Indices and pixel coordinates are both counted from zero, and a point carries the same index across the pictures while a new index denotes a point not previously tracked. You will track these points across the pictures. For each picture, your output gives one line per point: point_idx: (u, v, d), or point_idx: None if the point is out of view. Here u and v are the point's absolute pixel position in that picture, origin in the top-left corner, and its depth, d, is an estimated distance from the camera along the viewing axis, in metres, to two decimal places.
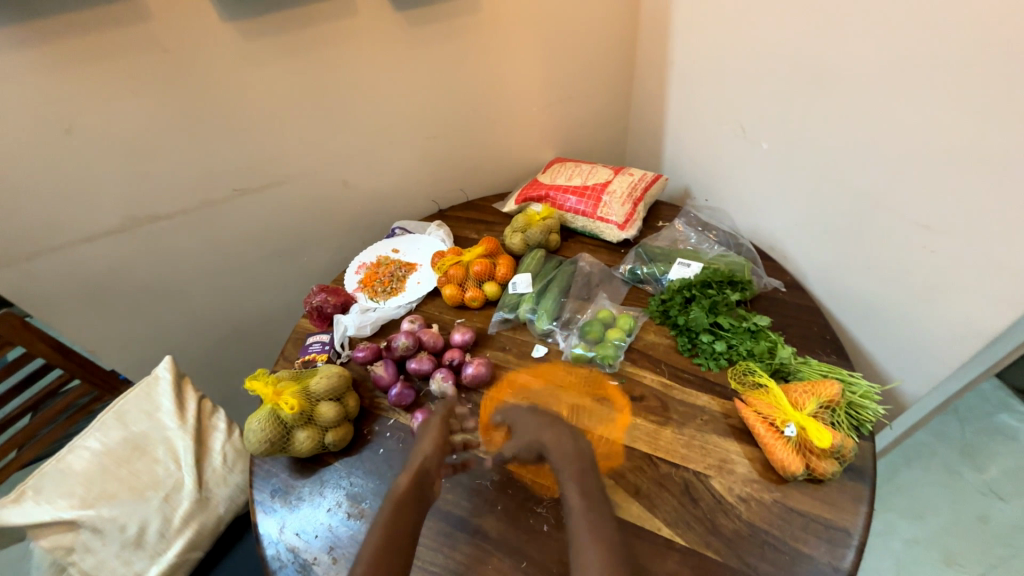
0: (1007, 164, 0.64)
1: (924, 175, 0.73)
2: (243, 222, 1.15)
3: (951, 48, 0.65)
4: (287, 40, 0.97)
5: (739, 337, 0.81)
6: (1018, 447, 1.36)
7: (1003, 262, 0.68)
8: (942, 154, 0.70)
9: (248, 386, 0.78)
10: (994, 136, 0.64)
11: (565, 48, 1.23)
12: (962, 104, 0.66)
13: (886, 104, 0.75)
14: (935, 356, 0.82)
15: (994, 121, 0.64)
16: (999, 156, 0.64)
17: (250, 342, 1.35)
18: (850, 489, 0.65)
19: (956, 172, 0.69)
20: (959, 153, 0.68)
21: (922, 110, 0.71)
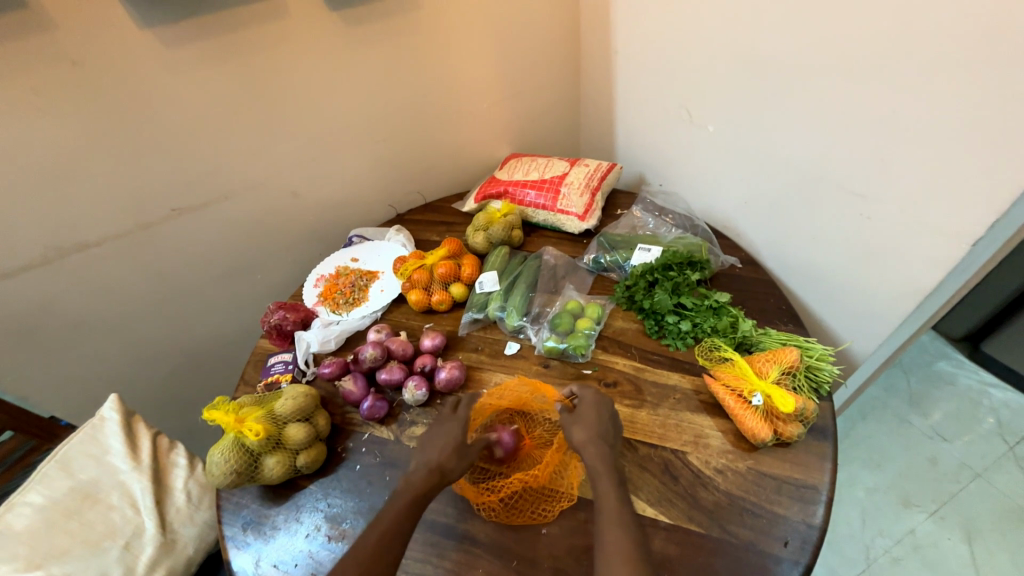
0: (927, 131, 0.69)
1: (857, 147, 0.78)
2: (185, 243, 1.08)
3: (871, 26, 0.69)
4: (216, 46, 0.92)
5: (703, 315, 0.83)
6: (956, 391, 1.49)
7: (931, 223, 0.73)
8: (870, 125, 0.75)
9: (207, 417, 0.73)
10: (914, 105, 0.69)
11: (510, 43, 1.22)
12: (884, 77, 0.71)
13: (818, 82, 0.79)
14: (881, 315, 0.87)
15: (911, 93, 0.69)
16: (919, 124, 0.69)
17: (206, 369, 1.28)
18: (815, 448, 0.69)
19: (883, 142, 0.74)
20: (885, 124, 0.73)
21: (850, 85, 0.75)
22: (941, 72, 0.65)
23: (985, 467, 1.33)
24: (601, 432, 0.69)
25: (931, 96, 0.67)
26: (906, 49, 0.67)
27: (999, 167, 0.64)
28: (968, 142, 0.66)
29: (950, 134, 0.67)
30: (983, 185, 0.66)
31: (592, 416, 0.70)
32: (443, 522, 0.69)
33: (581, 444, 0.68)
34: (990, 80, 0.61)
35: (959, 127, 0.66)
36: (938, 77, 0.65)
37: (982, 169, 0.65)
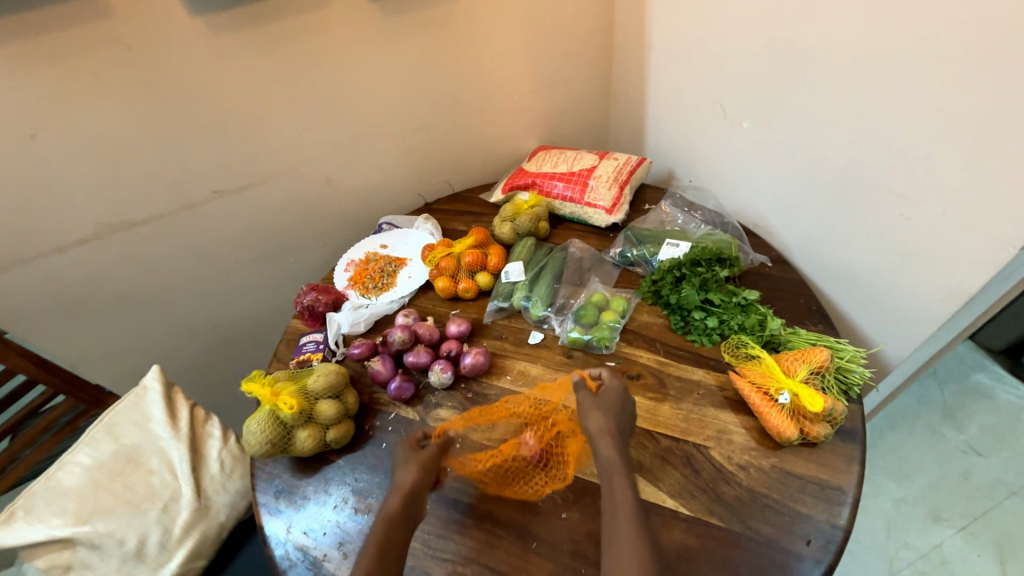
0: (976, 132, 0.67)
1: (897, 145, 0.76)
2: (225, 225, 1.12)
3: (921, 20, 0.67)
4: (261, 36, 0.95)
5: (730, 312, 0.83)
6: (994, 405, 1.43)
7: (979, 226, 0.70)
8: (911, 121, 0.73)
9: (246, 389, 0.77)
10: (964, 103, 0.66)
11: (543, 35, 1.22)
12: (933, 73, 0.68)
13: (863, 78, 0.77)
14: (917, 321, 0.85)
15: (961, 90, 0.66)
16: (967, 122, 0.67)
17: (239, 348, 1.33)
18: (842, 450, 0.68)
19: (927, 141, 0.72)
20: (929, 123, 0.71)
21: (895, 82, 0.73)
22: (995, 69, 0.63)
23: (1023, 486, 1.27)
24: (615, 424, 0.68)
25: (981, 94, 0.65)
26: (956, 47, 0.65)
27: None
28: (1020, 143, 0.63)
29: (1000, 136, 0.65)
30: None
31: (606, 406, 0.70)
32: (465, 502, 0.71)
33: (595, 434, 0.67)
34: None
35: (1010, 128, 0.63)
36: (990, 76, 0.63)
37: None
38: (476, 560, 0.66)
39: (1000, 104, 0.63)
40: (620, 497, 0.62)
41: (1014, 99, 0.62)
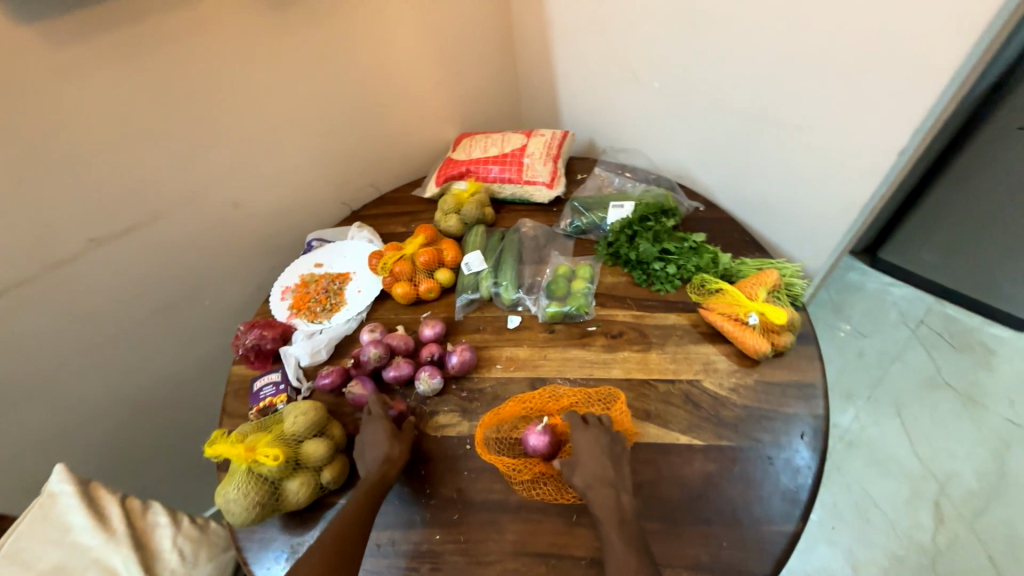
0: (854, 62, 0.79)
1: (792, 80, 0.87)
2: (114, 279, 0.93)
3: None
4: (117, 43, 0.78)
5: (686, 256, 0.89)
6: (871, 295, 1.73)
7: (865, 140, 0.84)
8: (802, 57, 0.83)
9: (212, 452, 0.67)
10: (839, 37, 0.78)
11: (450, 17, 1.15)
12: (813, 14, 0.79)
13: (760, 26, 0.85)
14: (827, 232, 1.00)
15: (838, 31, 0.78)
16: (849, 53, 0.79)
17: (162, 419, 1.12)
18: (805, 352, 0.78)
19: (823, 77, 0.83)
20: (822, 62, 0.82)
21: (785, 25, 0.82)
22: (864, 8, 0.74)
23: (899, 352, 1.58)
24: (603, 469, 0.63)
25: (851, 27, 0.76)
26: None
27: (918, 88, 0.75)
28: (888, 66, 0.76)
29: (876, 64, 0.77)
30: (905, 105, 0.78)
31: (586, 457, 0.63)
32: (493, 498, 0.69)
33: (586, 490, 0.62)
34: (898, 13, 0.71)
35: (882, 57, 0.76)
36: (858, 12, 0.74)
37: (904, 91, 0.77)
38: (523, 551, 0.64)
39: (873, 39, 0.75)
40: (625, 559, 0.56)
41: (882, 32, 0.74)
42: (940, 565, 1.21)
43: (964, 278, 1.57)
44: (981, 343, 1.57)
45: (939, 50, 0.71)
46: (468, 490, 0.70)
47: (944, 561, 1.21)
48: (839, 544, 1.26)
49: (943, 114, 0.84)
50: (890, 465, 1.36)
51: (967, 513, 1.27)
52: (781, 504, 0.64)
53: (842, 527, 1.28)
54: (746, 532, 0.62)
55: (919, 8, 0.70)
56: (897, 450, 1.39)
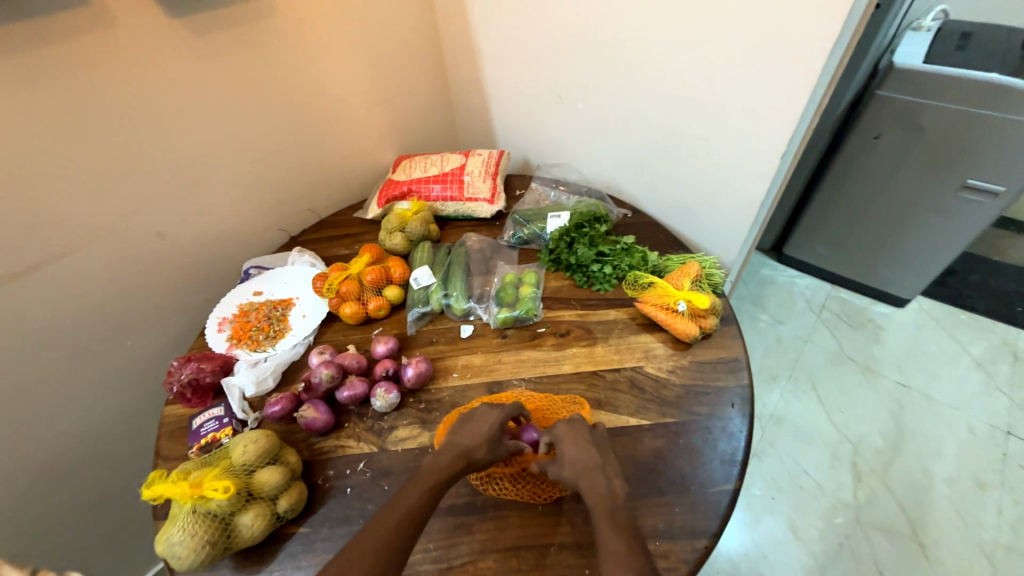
0: (742, 84, 0.92)
1: (696, 99, 0.99)
2: (15, 324, 0.82)
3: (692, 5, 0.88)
4: (22, 67, 0.72)
5: (619, 257, 0.98)
6: (780, 286, 1.96)
7: (757, 148, 0.99)
8: (701, 79, 0.96)
9: (153, 494, 0.62)
10: (729, 62, 0.91)
11: (381, 44, 1.19)
12: (706, 44, 0.91)
13: (664, 54, 0.97)
14: (735, 229, 1.14)
15: (727, 57, 0.91)
16: (738, 76, 0.92)
17: (76, 480, 0.99)
18: (727, 332, 0.88)
19: (717, 96, 0.96)
20: (715, 83, 0.95)
21: (685, 53, 0.94)
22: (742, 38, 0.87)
23: (808, 334, 1.79)
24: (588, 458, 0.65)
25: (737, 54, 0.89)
26: (719, 25, 0.88)
27: (789, 104, 0.90)
28: (770, 86, 0.90)
29: (757, 84, 0.91)
30: (781, 117, 0.92)
31: (573, 452, 0.65)
32: (461, 502, 0.70)
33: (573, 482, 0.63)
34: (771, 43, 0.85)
35: (763, 78, 0.90)
36: (741, 42, 0.87)
37: (781, 106, 0.91)
38: (494, 548, 0.65)
39: (751, 63, 0.89)
40: (614, 546, 0.56)
41: (759, 59, 0.88)
42: (863, 518, 1.36)
43: (850, 265, 1.83)
44: (870, 319, 1.82)
45: (800, 72, 0.85)
46: None
47: (865, 514, 1.36)
48: (780, 513, 1.38)
49: (811, 125, 1.01)
50: (813, 434, 1.53)
51: (878, 468, 1.45)
52: (721, 466, 0.71)
53: (780, 497, 1.41)
54: (694, 496, 0.68)
55: (783, 39, 0.84)
56: (817, 421, 1.56)
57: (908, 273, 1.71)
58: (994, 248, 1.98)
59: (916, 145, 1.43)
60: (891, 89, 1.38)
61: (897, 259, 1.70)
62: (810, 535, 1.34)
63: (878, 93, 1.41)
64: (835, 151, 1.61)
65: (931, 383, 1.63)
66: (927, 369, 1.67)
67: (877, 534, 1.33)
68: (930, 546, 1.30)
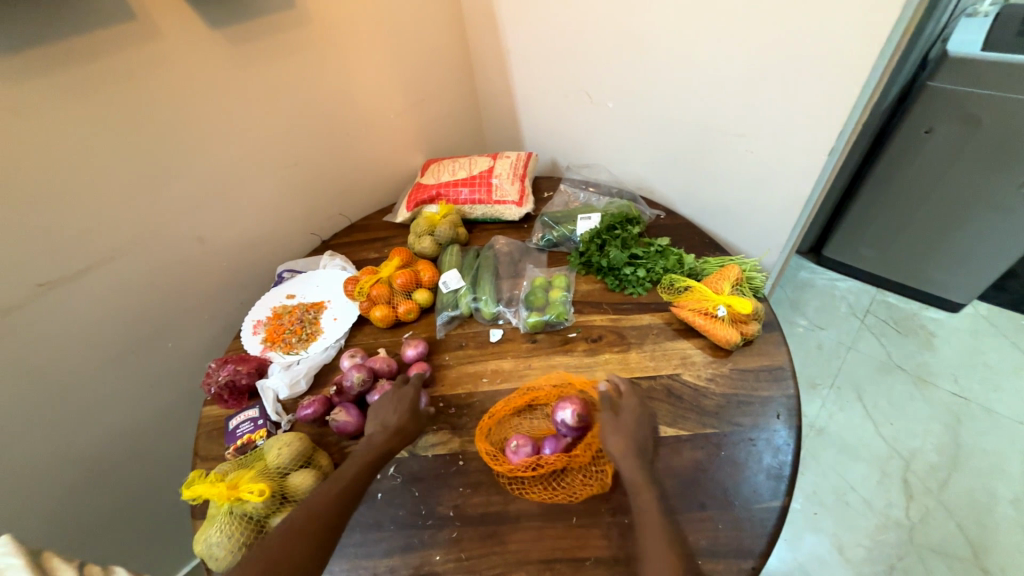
0: (787, 75, 0.88)
1: (736, 94, 0.95)
2: (68, 325, 0.86)
3: None
4: (75, 79, 0.75)
5: (653, 259, 0.94)
6: (821, 290, 1.86)
7: (801, 144, 0.94)
8: (740, 73, 0.92)
9: (191, 495, 0.63)
10: (772, 55, 0.87)
11: (410, 49, 1.20)
12: (747, 36, 0.87)
13: (701, 48, 0.93)
14: (776, 229, 1.09)
15: (770, 50, 0.86)
16: (777, 68, 0.88)
17: (123, 476, 1.03)
18: (770, 338, 0.84)
19: (756, 88, 0.92)
20: (753, 76, 0.91)
21: (724, 46, 0.91)
22: (784, 28, 0.83)
23: (853, 340, 1.70)
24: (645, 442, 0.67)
25: (780, 46, 0.85)
26: (761, 17, 0.84)
27: (836, 95, 0.85)
28: (815, 79, 0.85)
29: (800, 74, 0.86)
30: (826, 112, 0.88)
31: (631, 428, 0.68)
32: (491, 511, 0.68)
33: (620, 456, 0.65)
34: (820, 34, 0.80)
35: (807, 74, 0.86)
36: (785, 31, 0.83)
37: (827, 100, 0.86)
38: (525, 560, 0.63)
39: (795, 53, 0.84)
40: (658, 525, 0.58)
41: (804, 52, 0.84)
42: (916, 538, 1.27)
43: (899, 268, 1.72)
44: (921, 326, 1.71)
45: (848, 62, 0.80)
46: (465, 505, 0.69)
47: (919, 535, 1.27)
48: (823, 530, 1.30)
49: (860, 118, 0.95)
50: (860, 448, 1.44)
51: (934, 486, 1.35)
52: (768, 482, 0.67)
53: (823, 512, 1.33)
54: (739, 514, 0.65)
55: (829, 26, 0.79)
56: (864, 434, 1.46)
57: (965, 275, 1.60)
58: None
59: (972, 138, 1.33)
60: (944, 79, 1.29)
61: (951, 260, 1.58)
62: (857, 556, 1.25)
63: (930, 84, 1.32)
64: (881, 146, 1.52)
65: (992, 395, 1.51)
66: (987, 380, 1.55)
67: (933, 557, 1.24)
68: (994, 571, 1.20)
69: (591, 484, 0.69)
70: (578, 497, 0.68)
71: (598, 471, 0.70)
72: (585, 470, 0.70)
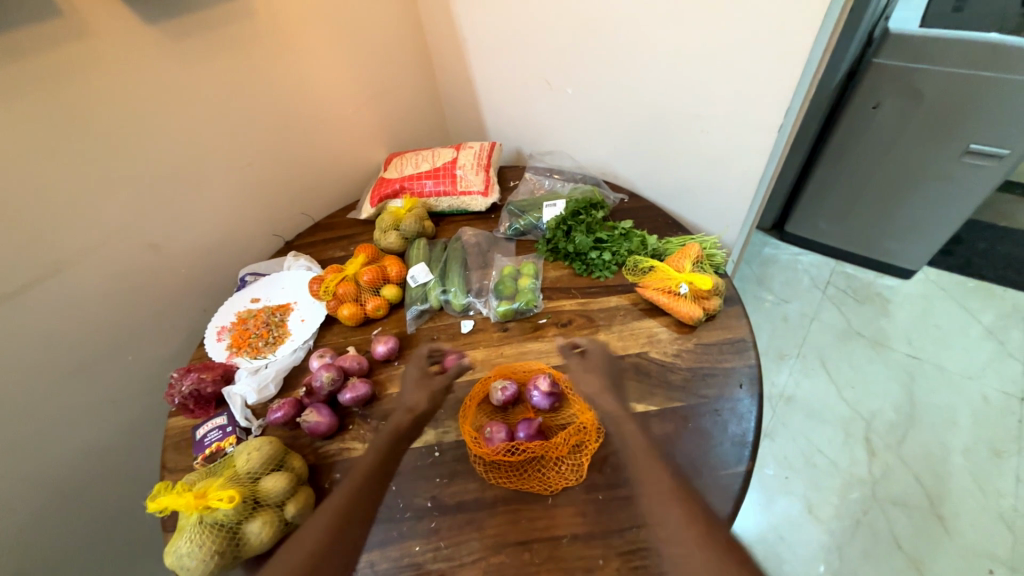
0: (737, 55, 0.89)
1: (692, 75, 0.96)
2: (15, 343, 0.81)
3: None
4: (1, 82, 0.71)
5: (618, 242, 0.96)
6: (783, 264, 1.94)
7: (752, 123, 0.96)
8: (692, 54, 0.93)
9: (156, 508, 0.61)
10: (719, 37, 0.89)
11: (363, 41, 1.17)
12: (699, 17, 0.88)
13: (653, 31, 0.94)
14: (734, 207, 1.12)
15: (719, 30, 0.88)
16: (725, 47, 0.89)
17: (90, 498, 0.99)
18: (731, 312, 0.87)
19: (707, 70, 0.94)
20: (705, 58, 0.93)
21: (675, 28, 0.92)
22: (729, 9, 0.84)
23: (815, 311, 1.77)
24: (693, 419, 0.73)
25: (728, 27, 0.87)
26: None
27: (783, 74, 0.87)
28: (763, 59, 0.87)
29: (748, 54, 0.88)
30: (774, 91, 0.90)
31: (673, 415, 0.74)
32: (470, 499, 0.69)
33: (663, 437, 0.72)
34: (763, 15, 0.82)
35: (756, 55, 0.88)
36: (733, 14, 0.85)
37: (776, 81, 0.89)
38: (504, 543, 0.64)
39: (744, 34, 0.86)
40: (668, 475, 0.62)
41: (752, 33, 0.85)
42: (878, 493, 1.35)
43: (854, 239, 1.80)
44: (876, 293, 1.80)
45: (792, 42, 0.83)
46: (443, 495, 0.70)
47: (882, 489, 1.35)
48: (795, 492, 1.37)
49: (807, 96, 0.98)
50: (826, 412, 1.51)
51: (892, 442, 1.43)
52: (732, 448, 0.70)
53: (794, 476, 1.40)
54: (707, 480, 0.67)
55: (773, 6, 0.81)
56: (827, 399, 1.54)
57: (914, 243, 1.69)
58: (1002, 214, 1.94)
59: (916, 111, 1.40)
60: (887, 56, 1.35)
61: (902, 229, 1.67)
62: (826, 513, 1.33)
63: (874, 61, 1.38)
64: (833, 123, 1.58)
65: (942, 354, 1.61)
66: (937, 339, 1.65)
67: (894, 509, 1.32)
68: (948, 517, 1.29)
69: (564, 474, 0.69)
70: (554, 485, 0.68)
71: (579, 449, 0.71)
72: (558, 462, 0.70)
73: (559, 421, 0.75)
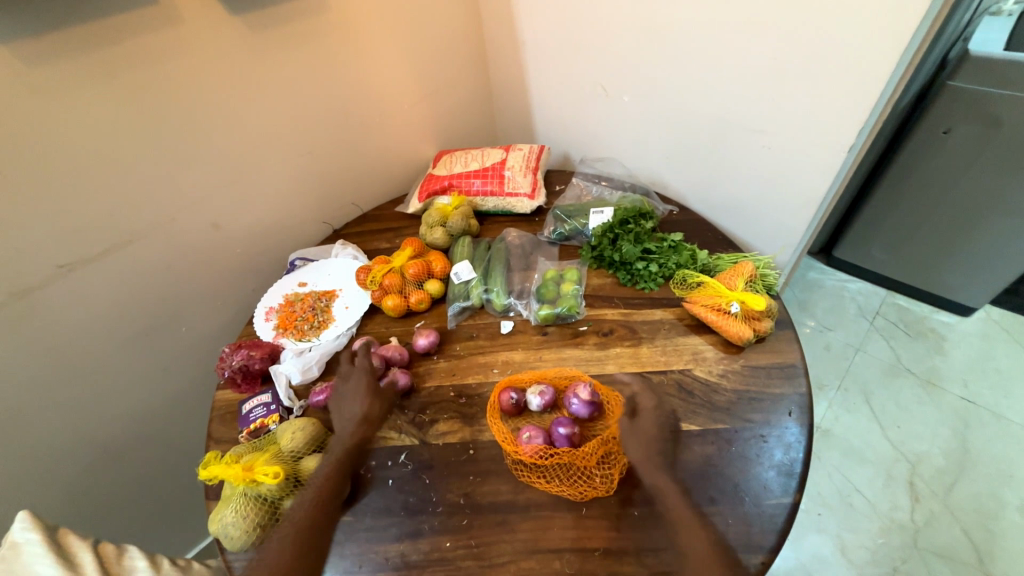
0: (809, 72, 0.86)
1: (759, 90, 0.94)
2: (85, 306, 0.87)
3: None
4: (97, 63, 0.76)
5: (666, 255, 0.94)
6: (830, 290, 1.85)
7: (818, 143, 0.93)
8: (761, 66, 0.91)
9: (206, 476, 0.65)
10: (791, 52, 0.86)
11: (425, 40, 1.20)
12: (773, 30, 0.86)
13: (722, 43, 0.92)
14: (790, 227, 1.08)
15: (791, 46, 0.85)
16: (796, 62, 0.87)
17: (137, 458, 1.04)
18: (782, 336, 0.84)
19: (775, 83, 0.91)
20: (774, 71, 0.90)
21: (744, 41, 0.90)
22: (805, 25, 0.82)
23: (862, 342, 1.68)
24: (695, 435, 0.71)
25: (803, 42, 0.84)
26: (784, 13, 0.83)
27: (857, 93, 0.84)
28: (837, 77, 0.84)
29: (823, 71, 0.85)
30: (845, 112, 0.87)
31: (655, 430, 0.70)
32: (501, 500, 0.69)
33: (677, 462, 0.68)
34: (843, 34, 0.80)
35: (830, 74, 0.85)
36: (807, 30, 0.82)
37: (848, 101, 0.85)
38: (535, 549, 0.64)
39: (819, 48, 0.83)
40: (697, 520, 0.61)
41: (828, 50, 0.82)
42: (921, 542, 1.27)
43: (911, 270, 1.71)
44: (931, 329, 1.70)
45: (872, 63, 0.80)
46: (475, 494, 0.70)
47: (924, 538, 1.27)
48: (828, 530, 1.30)
49: (880, 117, 0.94)
50: (867, 450, 1.43)
51: (940, 490, 1.34)
52: (778, 478, 0.67)
53: (828, 513, 1.33)
54: (748, 508, 0.65)
55: (855, 22, 0.77)
56: (870, 435, 1.46)
57: (978, 279, 1.58)
58: None
59: (992, 139, 1.31)
60: (965, 79, 1.27)
61: (966, 264, 1.57)
62: (861, 557, 1.26)
63: (950, 83, 1.30)
64: (898, 146, 1.50)
65: (1001, 400, 1.50)
66: (997, 384, 1.54)
67: (937, 561, 1.24)
68: None
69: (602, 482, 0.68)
70: (591, 494, 0.67)
71: (614, 459, 0.70)
72: (595, 471, 0.69)
73: (597, 429, 0.74)
